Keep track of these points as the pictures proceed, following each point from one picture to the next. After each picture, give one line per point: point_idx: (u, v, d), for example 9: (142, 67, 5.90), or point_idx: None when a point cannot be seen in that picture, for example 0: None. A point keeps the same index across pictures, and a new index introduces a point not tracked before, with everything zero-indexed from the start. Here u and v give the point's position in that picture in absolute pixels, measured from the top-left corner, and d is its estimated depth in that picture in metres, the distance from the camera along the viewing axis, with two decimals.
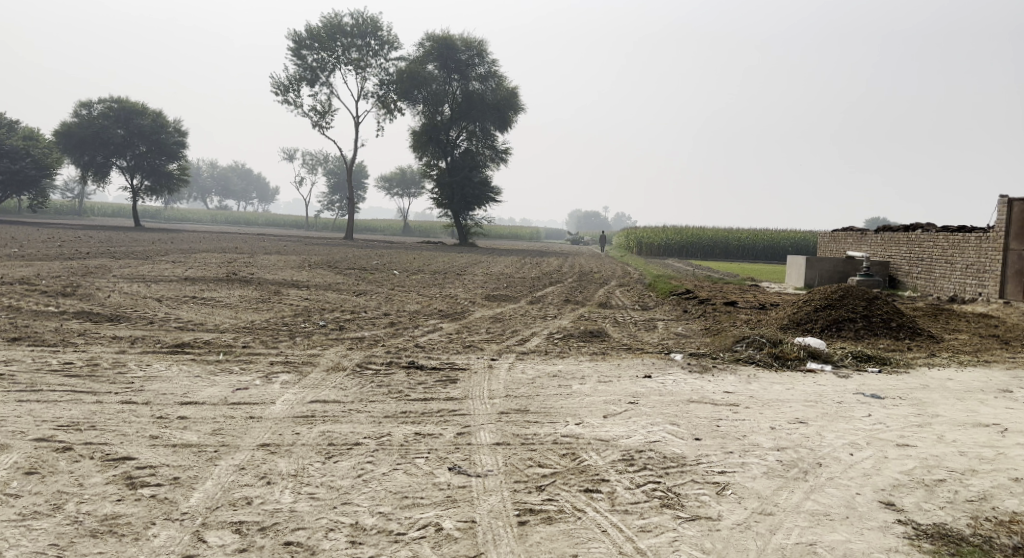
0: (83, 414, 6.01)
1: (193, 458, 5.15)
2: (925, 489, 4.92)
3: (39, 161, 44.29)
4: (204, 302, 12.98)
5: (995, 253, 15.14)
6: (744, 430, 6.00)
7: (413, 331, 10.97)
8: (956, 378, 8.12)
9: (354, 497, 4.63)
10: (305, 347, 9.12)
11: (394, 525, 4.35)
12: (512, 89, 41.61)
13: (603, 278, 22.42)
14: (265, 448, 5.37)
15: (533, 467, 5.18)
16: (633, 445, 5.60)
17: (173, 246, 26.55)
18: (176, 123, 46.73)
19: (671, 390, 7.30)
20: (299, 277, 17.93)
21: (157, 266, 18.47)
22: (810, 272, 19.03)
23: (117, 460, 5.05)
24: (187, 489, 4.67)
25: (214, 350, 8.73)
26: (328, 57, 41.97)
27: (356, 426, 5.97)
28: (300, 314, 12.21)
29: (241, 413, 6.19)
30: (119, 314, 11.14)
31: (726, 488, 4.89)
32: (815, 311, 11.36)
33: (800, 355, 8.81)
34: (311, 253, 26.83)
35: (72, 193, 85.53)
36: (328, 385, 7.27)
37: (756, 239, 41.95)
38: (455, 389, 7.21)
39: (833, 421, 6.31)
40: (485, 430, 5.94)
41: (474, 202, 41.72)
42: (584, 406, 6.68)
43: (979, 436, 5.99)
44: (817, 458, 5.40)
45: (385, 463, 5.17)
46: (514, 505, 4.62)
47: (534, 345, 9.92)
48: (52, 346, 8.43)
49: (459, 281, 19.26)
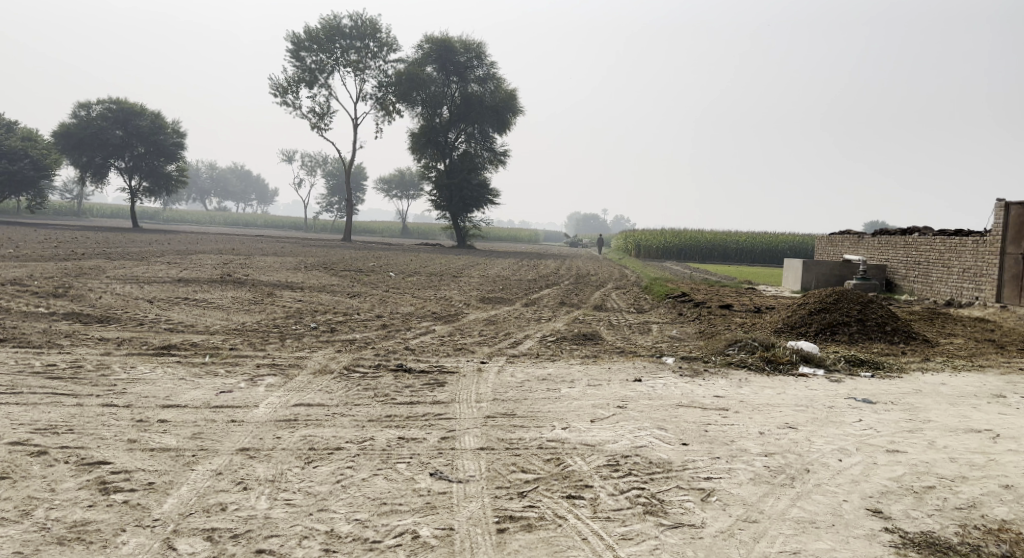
0: (61, 417, 5.91)
1: (170, 463, 5.06)
2: (914, 496, 4.84)
3: (38, 162, 44.19)
4: (196, 304, 12.90)
5: (992, 256, 15.08)
6: (732, 435, 5.92)
7: (404, 333, 10.87)
8: (949, 383, 8.02)
9: (331, 503, 4.54)
10: (294, 350, 9.03)
11: (369, 532, 4.26)
12: (511, 92, 41.55)
13: (599, 280, 22.36)
14: (244, 453, 5.28)
15: (516, 472, 5.09)
16: (618, 450, 5.51)
17: (170, 247, 26.53)
18: (173, 123, 46.52)
19: (661, 394, 7.21)
20: (294, 278, 17.85)
21: (151, 267, 18.40)
22: (807, 275, 18.92)
23: (92, 465, 4.96)
24: (161, 494, 4.59)
25: (200, 353, 8.61)
26: (327, 59, 41.91)
27: (339, 430, 5.88)
28: (292, 316, 12.16)
29: (223, 416, 6.10)
30: (109, 315, 11.06)
31: (711, 494, 4.80)
32: (810, 315, 11.28)
33: (792, 359, 8.72)
34: (308, 255, 26.76)
35: (71, 194, 85.69)
36: (313, 388, 7.18)
37: (755, 242, 41.84)
38: (442, 392, 7.13)
39: (823, 427, 6.22)
40: (470, 435, 5.85)
41: (472, 204, 41.68)
42: (572, 410, 6.57)
43: (971, 442, 5.90)
44: (804, 464, 5.32)
45: (365, 469, 5.07)
46: (493, 512, 4.53)
47: (527, 348, 9.82)
48: (37, 348, 8.34)
49: (454, 284, 19.14)
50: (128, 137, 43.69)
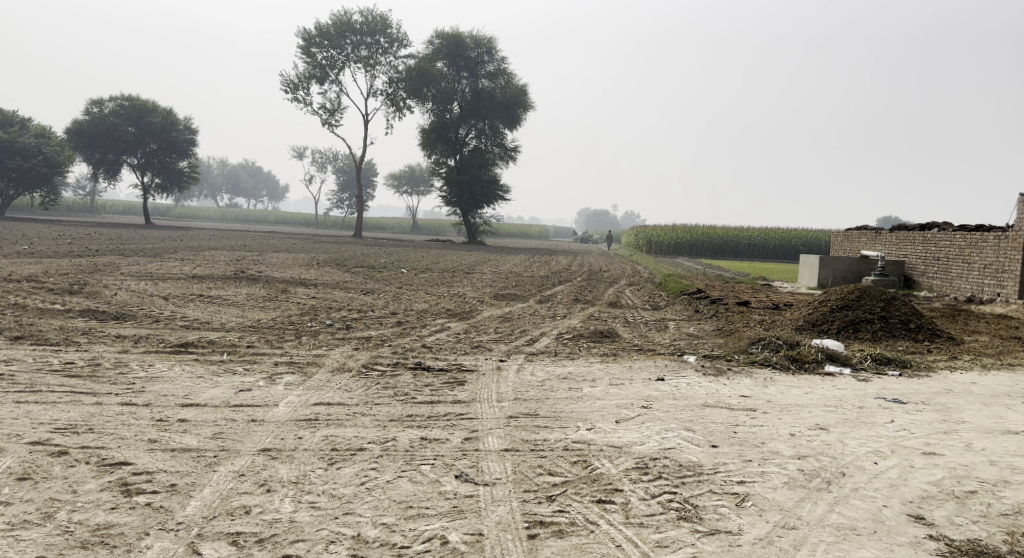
0: (81, 416, 5.84)
1: (192, 464, 4.97)
2: (956, 501, 4.72)
3: (51, 159, 44.29)
4: (211, 300, 12.85)
5: (1014, 252, 14.81)
6: (762, 436, 5.78)
7: (419, 331, 10.76)
8: (980, 382, 7.86)
9: (356, 506, 4.45)
10: (312, 347, 8.97)
11: (397, 538, 4.16)
12: (522, 87, 41.33)
13: (613, 276, 22.22)
14: (266, 453, 5.19)
15: (543, 475, 4.98)
16: (646, 452, 5.39)
17: (185, 243, 26.61)
18: (185, 120, 46.63)
19: (686, 394, 7.08)
20: (307, 275, 17.77)
21: (166, 264, 18.37)
22: (824, 271, 18.70)
23: (112, 466, 4.88)
24: (184, 496, 4.50)
25: (217, 351, 8.54)
26: (338, 55, 41.87)
27: (360, 430, 5.77)
28: (307, 313, 12.06)
29: (242, 416, 6.02)
30: (125, 312, 11.02)
31: (746, 499, 4.68)
32: (832, 312, 11.11)
33: (818, 357, 8.55)
34: (320, 252, 26.70)
35: (83, 190, 85.88)
36: (332, 387, 7.09)
37: (767, 237, 41.48)
38: (463, 391, 7.03)
39: (856, 428, 6.09)
40: (494, 435, 5.74)
41: (483, 201, 41.62)
42: (596, 410, 6.46)
43: (1009, 445, 5.76)
44: (839, 467, 5.19)
45: (389, 470, 4.97)
46: (523, 516, 4.42)
47: (544, 346, 9.71)
48: (55, 345, 8.29)
49: (467, 280, 19.05)
50: (141, 133, 43.78)
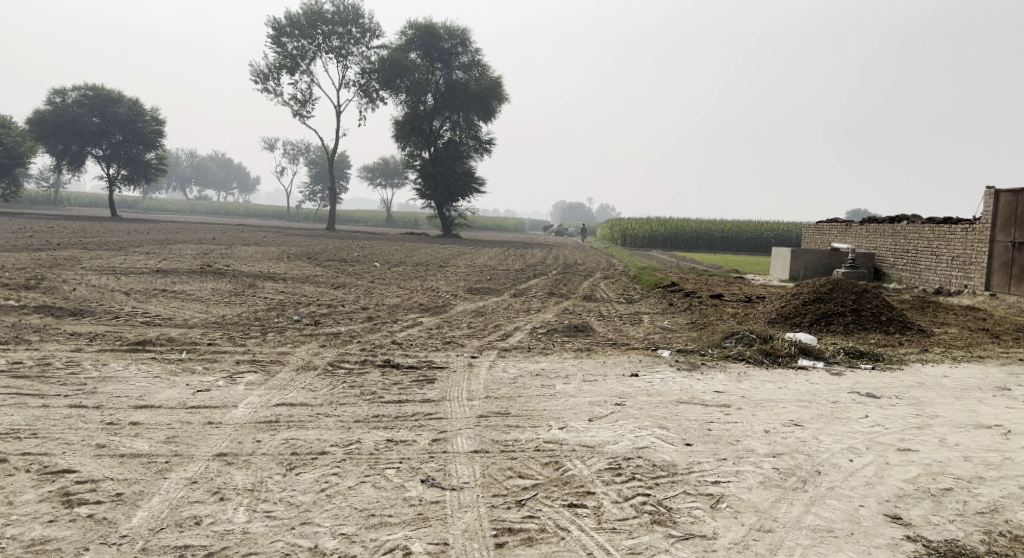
0: (24, 420, 5.51)
1: (141, 470, 4.70)
2: (932, 499, 4.64)
3: (12, 150, 43.06)
4: (173, 296, 12.39)
5: (981, 244, 14.89)
6: (737, 434, 5.66)
7: (390, 326, 10.51)
8: (951, 375, 7.83)
9: (315, 515, 4.22)
10: (276, 345, 8.61)
11: (356, 549, 3.95)
12: (496, 79, 40.98)
13: (588, 270, 21.95)
14: (221, 459, 4.92)
15: (513, 478, 4.78)
16: (620, 452, 5.22)
17: (149, 237, 25.79)
18: (152, 111, 45.65)
19: (659, 390, 6.94)
20: (276, 269, 17.26)
21: (129, 258, 17.75)
22: (797, 263, 18.66)
23: (55, 474, 4.59)
24: (130, 507, 4.24)
25: (176, 348, 8.19)
26: (308, 45, 41.11)
27: (322, 433, 5.52)
28: (274, 309, 11.68)
29: (199, 418, 5.73)
30: (82, 309, 10.57)
31: (720, 501, 4.53)
32: (805, 305, 11.07)
33: (791, 351, 8.46)
34: (290, 245, 26.04)
35: (45, 183, 83.18)
36: (295, 386, 6.81)
37: (740, 232, 41.68)
38: (432, 390, 6.78)
39: (829, 424, 5.98)
40: (462, 436, 5.53)
41: (457, 193, 41.21)
42: (569, 409, 6.25)
43: (983, 440, 5.68)
44: (815, 465, 5.08)
45: (352, 476, 4.73)
46: (491, 523, 4.24)
47: (516, 341, 9.50)
48: (2, 344, 7.87)
49: (441, 274, 18.75)
50: (105, 124, 42.76)
